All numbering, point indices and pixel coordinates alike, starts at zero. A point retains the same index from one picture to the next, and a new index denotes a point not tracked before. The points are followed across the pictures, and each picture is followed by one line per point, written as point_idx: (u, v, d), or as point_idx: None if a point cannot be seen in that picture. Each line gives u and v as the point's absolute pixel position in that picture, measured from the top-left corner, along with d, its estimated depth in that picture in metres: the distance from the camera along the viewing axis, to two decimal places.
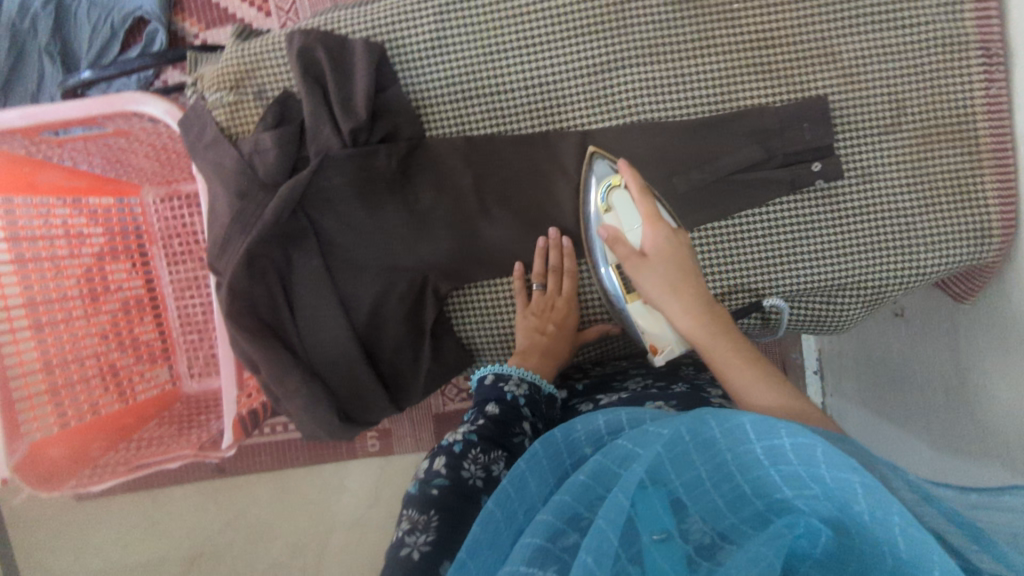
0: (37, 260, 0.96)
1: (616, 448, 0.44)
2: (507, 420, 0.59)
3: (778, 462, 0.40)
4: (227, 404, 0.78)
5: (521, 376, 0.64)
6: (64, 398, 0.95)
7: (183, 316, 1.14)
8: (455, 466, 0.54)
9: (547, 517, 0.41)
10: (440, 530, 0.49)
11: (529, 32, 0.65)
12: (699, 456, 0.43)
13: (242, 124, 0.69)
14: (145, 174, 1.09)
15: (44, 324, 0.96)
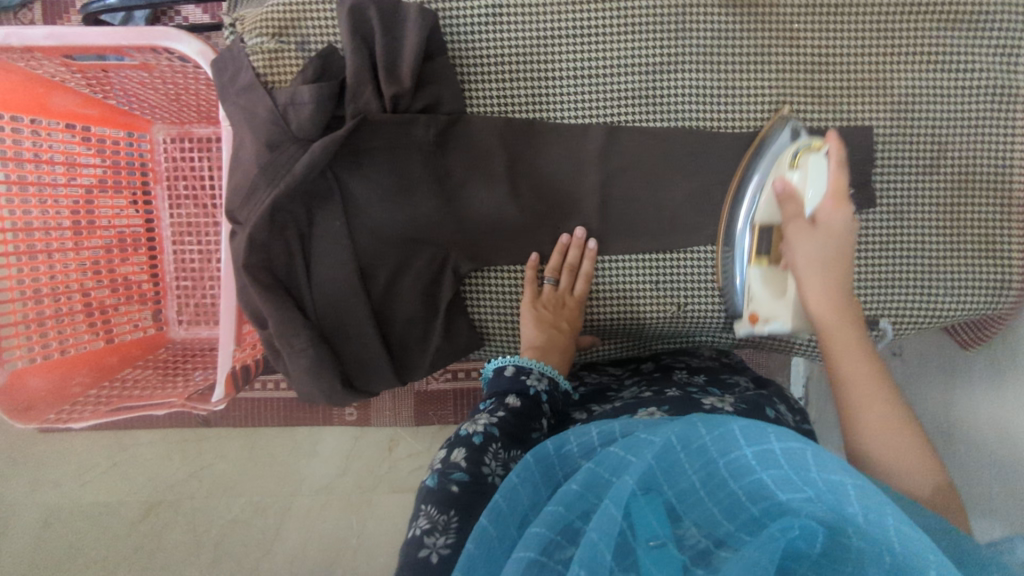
0: (35, 184, 0.94)
1: (608, 457, 0.43)
2: (528, 416, 0.56)
3: (771, 467, 0.40)
4: (222, 354, 0.77)
5: (542, 369, 0.60)
6: (46, 330, 0.92)
7: (179, 260, 1.12)
8: (476, 460, 0.50)
9: (538, 529, 0.39)
10: (461, 534, 0.46)
11: (587, 22, 0.64)
12: (691, 464, 0.43)
13: (279, 74, 0.67)
14: (159, 112, 1.06)
15: (34, 251, 0.93)
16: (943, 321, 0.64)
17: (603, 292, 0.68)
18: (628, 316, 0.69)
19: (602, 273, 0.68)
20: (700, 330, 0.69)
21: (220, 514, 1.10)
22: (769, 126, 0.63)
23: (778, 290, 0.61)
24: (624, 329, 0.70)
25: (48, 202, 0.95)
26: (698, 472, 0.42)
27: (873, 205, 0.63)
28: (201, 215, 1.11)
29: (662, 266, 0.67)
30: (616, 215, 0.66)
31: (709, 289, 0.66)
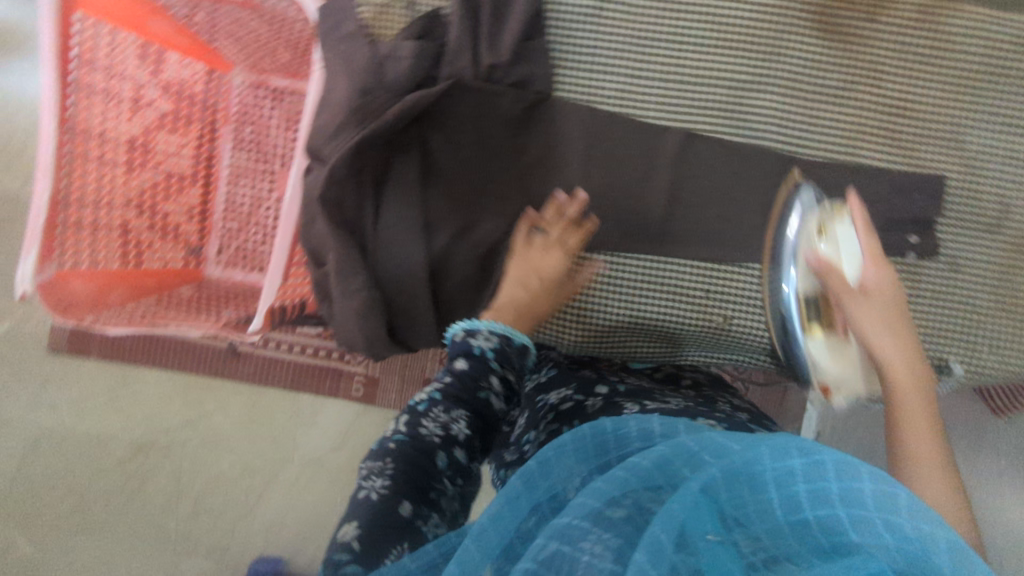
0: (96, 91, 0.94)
1: (683, 446, 0.43)
2: (472, 375, 0.58)
3: (853, 503, 0.37)
4: (266, 289, 0.80)
5: (490, 328, 0.60)
6: (75, 237, 0.93)
7: (229, 204, 1.15)
8: (416, 423, 0.56)
9: (602, 483, 0.41)
10: (396, 477, 0.52)
11: (687, 31, 0.67)
12: (773, 484, 0.39)
13: (383, 32, 0.70)
14: (244, 55, 1.09)
15: (82, 157, 0.93)
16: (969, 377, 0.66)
17: (657, 294, 0.69)
18: (677, 322, 0.70)
19: (664, 275, 0.69)
20: (737, 346, 0.71)
21: (241, 444, 1.28)
22: (787, 196, 0.65)
23: (841, 357, 0.60)
24: (663, 332, 0.71)
25: (113, 115, 0.98)
26: (775, 488, 0.39)
27: (928, 257, 0.65)
28: (259, 162, 1.15)
29: (715, 275, 0.68)
30: (681, 219, 0.68)
31: (761, 309, 0.68)
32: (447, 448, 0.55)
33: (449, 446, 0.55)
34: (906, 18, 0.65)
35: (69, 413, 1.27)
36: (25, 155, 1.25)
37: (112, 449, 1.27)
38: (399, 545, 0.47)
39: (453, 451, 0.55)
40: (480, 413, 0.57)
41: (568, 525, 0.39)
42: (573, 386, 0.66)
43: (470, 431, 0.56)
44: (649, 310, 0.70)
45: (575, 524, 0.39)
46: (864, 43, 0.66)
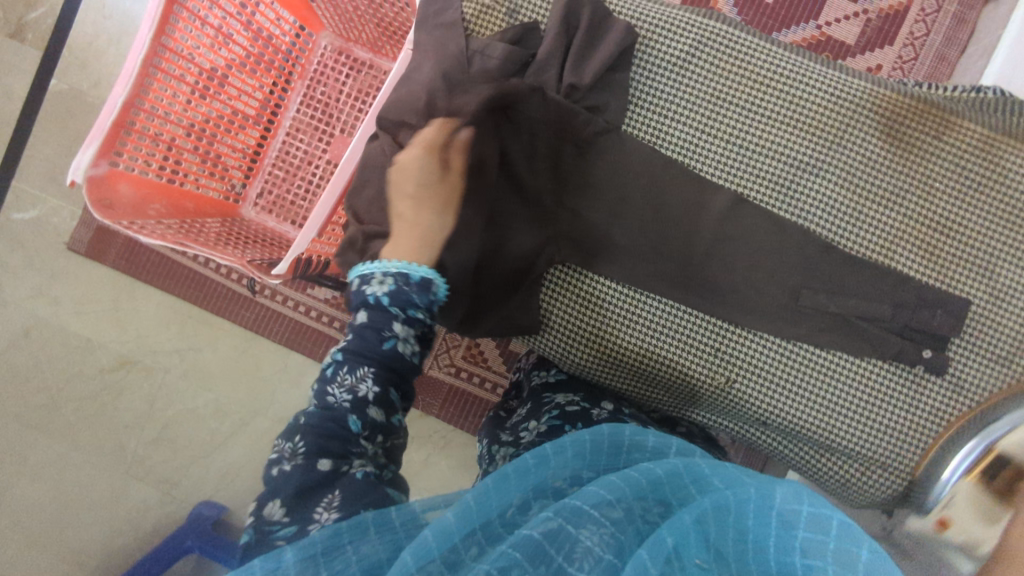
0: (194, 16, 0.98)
1: (695, 469, 0.55)
2: (378, 325, 0.58)
3: (846, 563, 0.44)
4: (298, 239, 0.81)
5: (384, 271, 0.60)
6: (129, 142, 0.95)
7: (282, 153, 1.19)
8: (324, 389, 0.57)
9: (616, 478, 0.52)
10: (307, 448, 0.53)
11: (762, 102, 0.70)
12: (775, 524, 0.48)
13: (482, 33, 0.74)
14: (338, 22, 1.14)
15: (160, 70, 0.96)
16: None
17: (670, 341, 0.71)
18: (682, 374, 0.71)
19: (683, 325, 0.71)
20: (733, 411, 0.72)
21: (223, 386, 1.30)
22: None
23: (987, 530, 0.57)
24: (666, 379, 0.73)
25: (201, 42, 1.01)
26: (779, 528, 0.47)
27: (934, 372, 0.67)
28: (320, 123, 1.19)
29: (731, 338, 0.70)
30: (711, 275, 0.70)
31: (765, 382, 0.70)
32: (359, 411, 0.56)
33: (361, 407, 0.56)
34: (971, 144, 0.68)
35: (68, 311, 1.29)
36: (104, 57, 1.29)
37: (100, 356, 1.29)
38: (329, 495, 0.51)
39: (366, 412, 0.56)
40: (390, 367, 0.58)
41: (576, 510, 0.49)
42: (580, 394, 0.74)
43: (380, 387, 0.57)
44: (660, 354, 0.71)
45: (580, 507, 0.49)
46: (925, 157, 0.68)
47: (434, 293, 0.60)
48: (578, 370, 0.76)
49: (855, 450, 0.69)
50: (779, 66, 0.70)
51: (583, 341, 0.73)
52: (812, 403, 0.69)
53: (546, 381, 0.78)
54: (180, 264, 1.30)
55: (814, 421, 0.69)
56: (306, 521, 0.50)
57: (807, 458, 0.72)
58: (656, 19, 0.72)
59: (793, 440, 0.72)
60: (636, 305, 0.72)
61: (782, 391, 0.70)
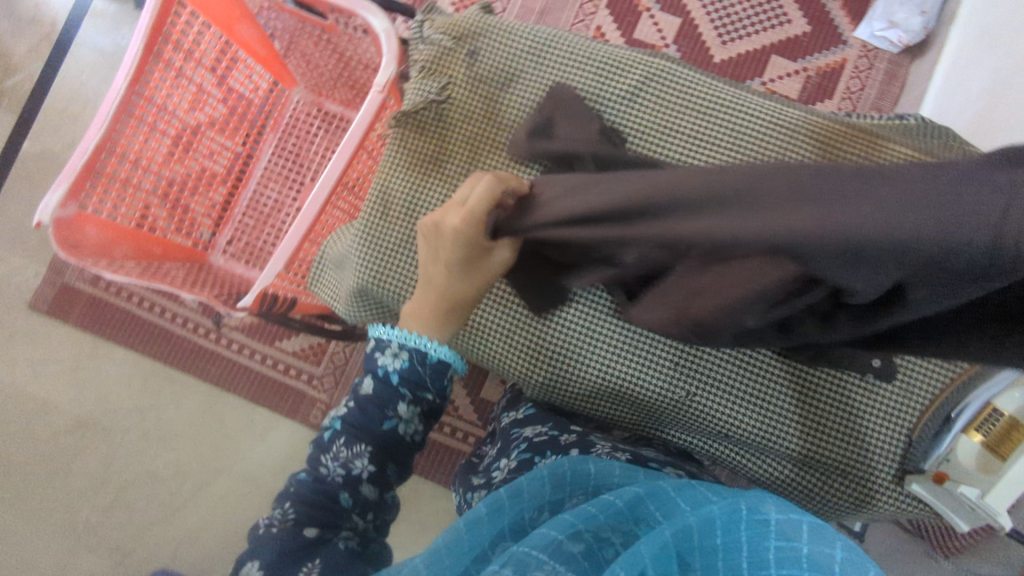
0: (173, 70, 1.02)
1: (661, 495, 0.53)
2: (382, 400, 0.69)
3: (823, 567, 0.42)
4: (266, 271, 0.83)
5: (399, 343, 0.69)
6: (101, 186, 0.97)
7: (253, 202, 1.22)
8: (320, 461, 0.68)
9: (568, 517, 0.51)
10: (296, 518, 0.64)
11: (705, 130, 0.76)
12: (744, 536, 0.46)
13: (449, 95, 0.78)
14: (310, 77, 1.19)
15: (136, 122, 0.99)
16: (889, 494, 0.70)
17: (625, 357, 0.73)
18: (639, 390, 0.73)
19: (638, 339, 0.73)
20: (693, 425, 0.74)
21: (185, 445, 1.26)
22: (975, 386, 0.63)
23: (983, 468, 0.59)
24: (624, 396, 0.74)
25: (178, 99, 1.05)
26: (748, 540, 0.46)
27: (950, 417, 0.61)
28: (292, 171, 1.23)
29: (685, 351, 0.72)
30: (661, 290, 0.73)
31: (720, 394, 0.72)
32: (351, 486, 0.67)
33: (351, 482, 0.67)
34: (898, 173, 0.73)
35: (26, 373, 1.26)
36: (78, 119, 1.32)
37: (54, 419, 1.25)
38: (307, 564, 0.61)
39: (358, 487, 0.67)
40: (383, 443, 0.68)
41: (527, 556, 0.47)
42: (548, 423, 0.75)
43: (372, 465, 0.68)
44: (615, 371, 0.74)
45: (531, 554, 0.47)
46: None
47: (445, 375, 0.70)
48: (540, 390, 0.78)
49: (810, 456, 0.71)
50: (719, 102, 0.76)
51: (544, 360, 0.75)
52: (765, 413, 0.71)
53: (514, 419, 0.80)
54: (144, 320, 1.28)
55: (763, 428, 0.71)
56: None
57: (765, 469, 0.73)
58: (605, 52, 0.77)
59: (749, 450, 0.73)
60: (594, 324, 0.74)
61: (732, 401, 0.72)
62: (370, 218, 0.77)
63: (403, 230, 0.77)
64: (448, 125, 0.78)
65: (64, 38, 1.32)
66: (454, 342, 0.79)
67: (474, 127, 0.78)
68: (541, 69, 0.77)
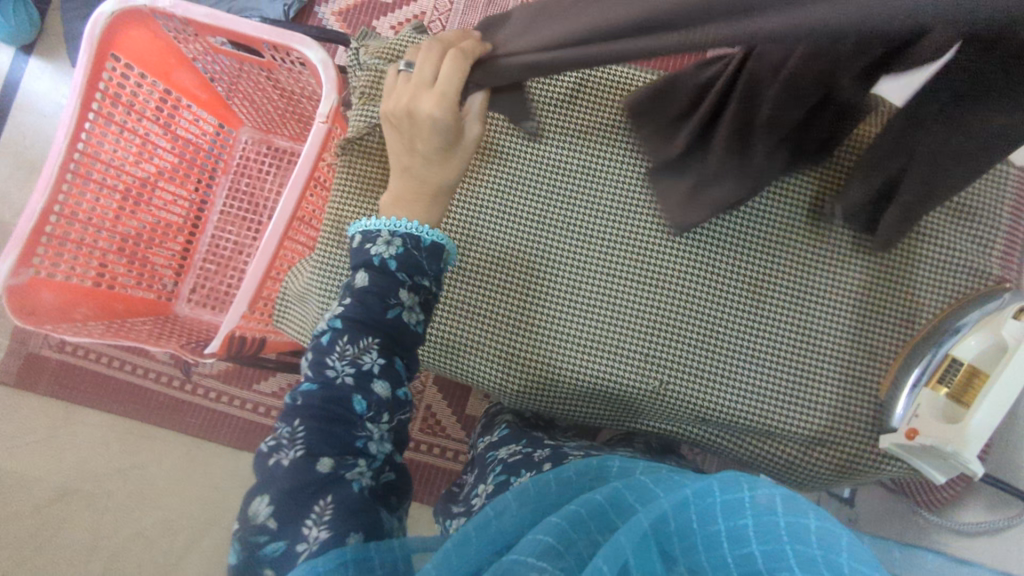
0: (116, 125, 1.00)
1: (638, 487, 0.54)
2: (383, 289, 0.62)
3: (801, 539, 0.44)
4: (231, 314, 0.83)
5: (391, 232, 0.64)
6: (63, 251, 0.96)
7: (212, 247, 1.21)
8: (324, 362, 0.59)
9: (556, 519, 0.51)
10: (307, 443, 0.54)
11: None
12: (722, 517, 0.48)
13: None
14: (255, 117, 1.19)
15: (86, 180, 0.98)
16: (869, 459, 0.71)
17: (594, 354, 0.74)
18: (611, 385, 0.74)
19: (604, 335, 0.74)
20: (669, 414, 0.75)
21: (172, 503, 1.23)
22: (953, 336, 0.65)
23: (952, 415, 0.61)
24: (599, 394, 0.75)
25: (125, 155, 1.04)
26: (726, 521, 0.47)
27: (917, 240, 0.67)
28: (248, 213, 1.22)
29: (654, 342, 0.74)
30: (619, 285, 0.75)
31: (691, 379, 0.73)
32: (364, 386, 0.58)
33: (363, 381, 0.58)
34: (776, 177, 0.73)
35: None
36: (23, 183, 1.29)
37: (33, 492, 1.23)
38: (321, 502, 0.52)
39: (372, 386, 0.58)
40: (390, 336, 0.61)
41: (515, 563, 0.48)
42: (524, 441, 0.76)
43: (383, 358, 0.60)
44: (586, 369, 0.74)
45: (521, 561, 0.48)
46: None
47: (440, 259, 0.66)
48: (517, 399, 0.78)
49: (786, 429, 0.72)
50: (610, 143, 0.77)
51: (518, 368, 0.76)
52: (736, 392, 0.72)
53: (490, 442, 0.80)
54: (118, 380, 1.26)
55: (737, 407, 0.72)
56: (293, 538, 0.50)
57: (744, 448, 0.74)
58: (493, 127, 0.79)
59: (726, 432, 0.74)
60: (559, 326, 0.75)
61: (702, 385, 0.73)
62: (331, 245, 0.77)
63: None
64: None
65: (1, 104, 1.30)
66: (425, 362, 0.79)
67: None
68: None
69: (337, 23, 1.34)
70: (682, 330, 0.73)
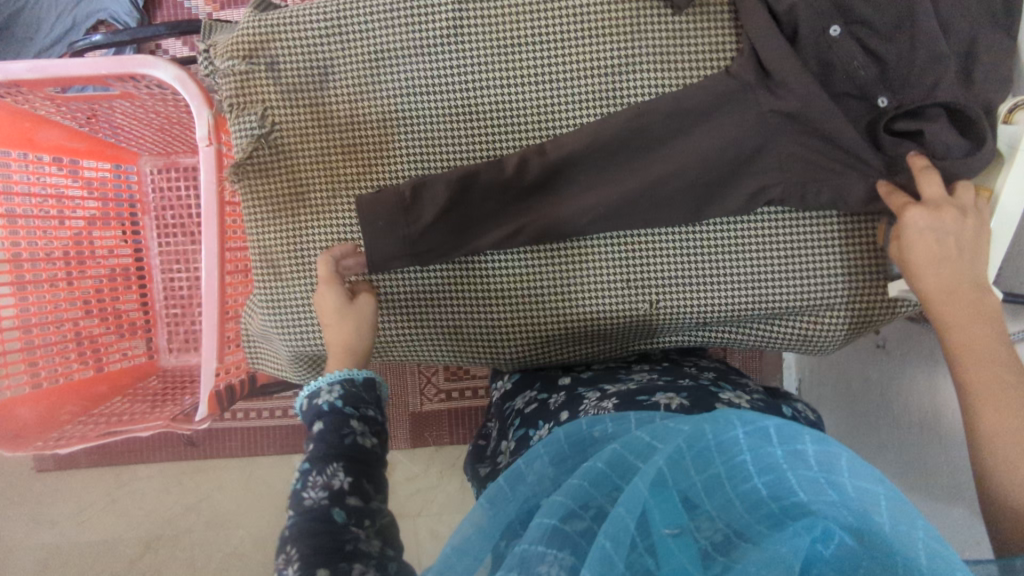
0: (26, 219, 0.96)
1: (636, 441, 0.49)
2: (331, 430, 0.54)
3: (800, 467, 0.44)
4: (205, 373, 0.79)
5: (329, 381, 0.58)
6: (39, 361, 0.95)
7: (168, 289, 1.14)
8: (299, 497, 0.50)
9: (561, 499, 0.45)
10: (301, 558, 0.46)
11: (546, 30, 0.67)
12: (719, 456, 0.46)
13: (274, 125, 0.69)
14: (146, 145, 1.08)
15: (27, 283, 0.95)
16: (881, 303, 0.67)
17: (575, 294, 0.70)
18: (602, 317, 0.71)
19: (579, 272, 0.70)
20: (671, 327, 0.72)
21: (248, 516, 1.22)
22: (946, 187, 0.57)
23: None
24: (594, 330, 0.72)
25: (44, 236, 0.98)
26: (723, 465, 0.46)
27: (865, 80, 0.60)
28: (187, 244, 1.14)
29: (632, 261, 0.69)
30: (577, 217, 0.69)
31: (679, 287, 0.69)
32: (340, 501, 0.50)
33: (341, 498, 0.50)
34: (685, 14, 0.66)
35: (70, 527, 1.23)
36: None
37: (122, 551, 1.22)
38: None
39: (347, 500, 0.50)
40: (359, 459, 0.53)
41: (528, 551, 0.42)
42: (537, 386, 0.72)
43: (353, 476, 0.52)
44: (572, 311, 0.71)
45: (533, 549, 0.42)
46: (709, 6, 0.66)
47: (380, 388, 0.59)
48: (516, 362, 0.75)
49: (789, 304, 0.68)
50: (513, 70, 0.67)
51: (504, 333, 0.72)
52: (728, 284, 0.68)
53: (505, 390, 0.75)
54: (152, 437, 1.25)
55: (735, 300, 0.68)
56: None
57: (756, 333, 0.71)
58: (384, 91, 0.69)
59: (731, 324, 0.71)
60: (531, 277, 0.71)
61: (693, 288, 0.69)
62: (264, 284, 0.71)
63: (304, 283, 0.71)
64: (290, 155, 0.70)
65: None
66: (414, 357, 0.76)
67: (317, 145, 0.69)
68: (341, 51, 0.68)
69: None
70: (655, 242, 0.69)
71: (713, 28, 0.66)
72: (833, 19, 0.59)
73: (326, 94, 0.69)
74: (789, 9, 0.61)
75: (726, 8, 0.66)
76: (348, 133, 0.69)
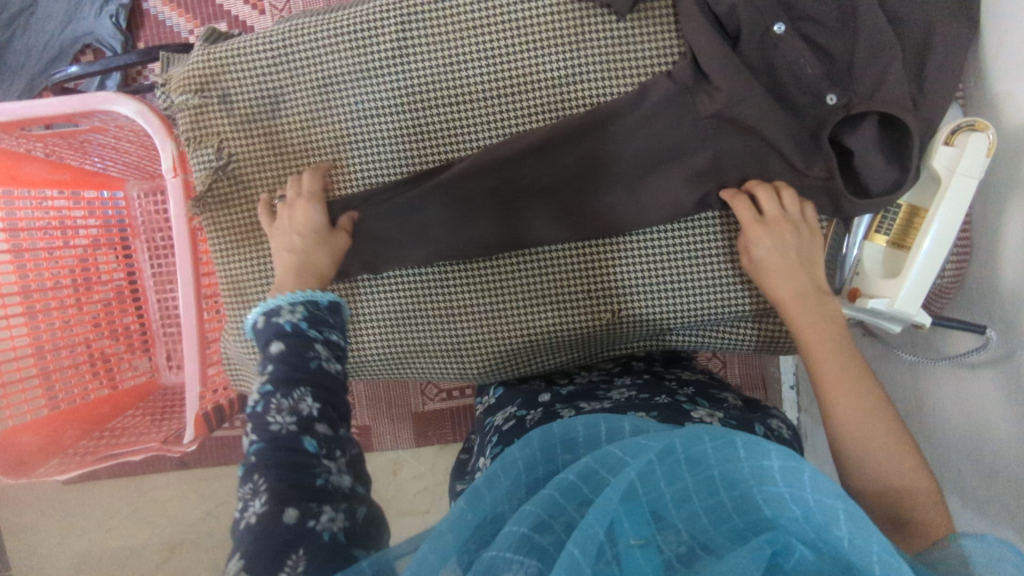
0: (33, 250, 1.00)
1: (609, 453, 0.44)
2: (296, 352, 0.51)
3: (761, 481, 0.41)
4: (190, 397, 0.81)
5: (292, 301, 0.55)
6: (55, 383, 1.00)
7: (163, 309, 1.17)
8: (264, 422, 0.48)
9: (532, 508, 0.42)
10: (270, 492, 0.45)
11: (489, 43, 0.66)
12: (689, 470, 0.43)
13: (231, 156, 0.71)
14: (129, 168, 1.11)
15: (38, 310, 1.00)
16: None
17: (537, 306, 0.71)
18: (565, 329, 0.71)
19: (541, 286, 0.70)
20: (636, 334, 0.72)
21: None
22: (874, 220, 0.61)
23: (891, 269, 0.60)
24: (559, 342, 0.72)
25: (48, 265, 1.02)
26: (695, 477, 0.43)
27: (810, 78, 0.58)
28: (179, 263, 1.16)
29: (590, 272, 0.69)
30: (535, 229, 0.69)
31: (639, 295, 0.69)
32: (310, 430, 0.49)
33: (310, 427, 0.49)
34: (628, 19, 0.64)
35: (95, 536, 1.27)
36: None
37: (146, 556, 1.26)
38: (294, 556, 0.42)
39: (317, 429, 0.49)
40: (325, 383, 0.51)
41: (496, 558, 0.39)
42: (518, 402, 0.70)
43: (322, 403, 0.50)
44: (535, 324, 0.71)
45: (502, 556, 0.39)
46: (651, 9, 0.64)
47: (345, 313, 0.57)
48: (487, 376, 0.76)
49: (752, 308, 0.67)
50: (460, 85, 0.67)
51: (470, 348, 0.73)
52: (688, 289, 0.68)
53: (488, 406, 0.74)
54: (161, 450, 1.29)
55: (696, 305, 0.68)
56: None
57: (723, 336, 0.71)
58: (335, 116, 0.69)
59: (696, 328, 0.71)
60: (493, 293, 0.71)
61: (653, 295, 0.69)
62: (238, 310, 0.74)
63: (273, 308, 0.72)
64: (249, 184, 0.71)
65: None
66: (387, 375, 0.77)
67: (275, 173, 0.71)
68: (289, 78, 0.69)
69: (175, 13, 1.18)
70: (614, 252, 0.69)
71: (657, 32, 0.64)
72: (776, 17, 0.58)
73: (278, 122, 0.70)
74: (730, 11, 0.59)
75: (669, 10, 0.64)
76: (304, 159, 0.70)
